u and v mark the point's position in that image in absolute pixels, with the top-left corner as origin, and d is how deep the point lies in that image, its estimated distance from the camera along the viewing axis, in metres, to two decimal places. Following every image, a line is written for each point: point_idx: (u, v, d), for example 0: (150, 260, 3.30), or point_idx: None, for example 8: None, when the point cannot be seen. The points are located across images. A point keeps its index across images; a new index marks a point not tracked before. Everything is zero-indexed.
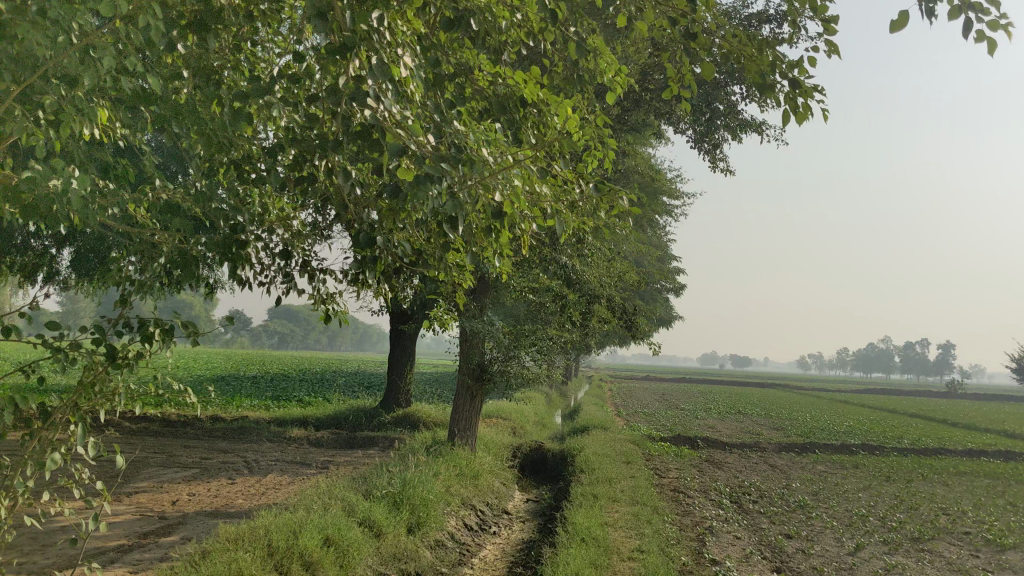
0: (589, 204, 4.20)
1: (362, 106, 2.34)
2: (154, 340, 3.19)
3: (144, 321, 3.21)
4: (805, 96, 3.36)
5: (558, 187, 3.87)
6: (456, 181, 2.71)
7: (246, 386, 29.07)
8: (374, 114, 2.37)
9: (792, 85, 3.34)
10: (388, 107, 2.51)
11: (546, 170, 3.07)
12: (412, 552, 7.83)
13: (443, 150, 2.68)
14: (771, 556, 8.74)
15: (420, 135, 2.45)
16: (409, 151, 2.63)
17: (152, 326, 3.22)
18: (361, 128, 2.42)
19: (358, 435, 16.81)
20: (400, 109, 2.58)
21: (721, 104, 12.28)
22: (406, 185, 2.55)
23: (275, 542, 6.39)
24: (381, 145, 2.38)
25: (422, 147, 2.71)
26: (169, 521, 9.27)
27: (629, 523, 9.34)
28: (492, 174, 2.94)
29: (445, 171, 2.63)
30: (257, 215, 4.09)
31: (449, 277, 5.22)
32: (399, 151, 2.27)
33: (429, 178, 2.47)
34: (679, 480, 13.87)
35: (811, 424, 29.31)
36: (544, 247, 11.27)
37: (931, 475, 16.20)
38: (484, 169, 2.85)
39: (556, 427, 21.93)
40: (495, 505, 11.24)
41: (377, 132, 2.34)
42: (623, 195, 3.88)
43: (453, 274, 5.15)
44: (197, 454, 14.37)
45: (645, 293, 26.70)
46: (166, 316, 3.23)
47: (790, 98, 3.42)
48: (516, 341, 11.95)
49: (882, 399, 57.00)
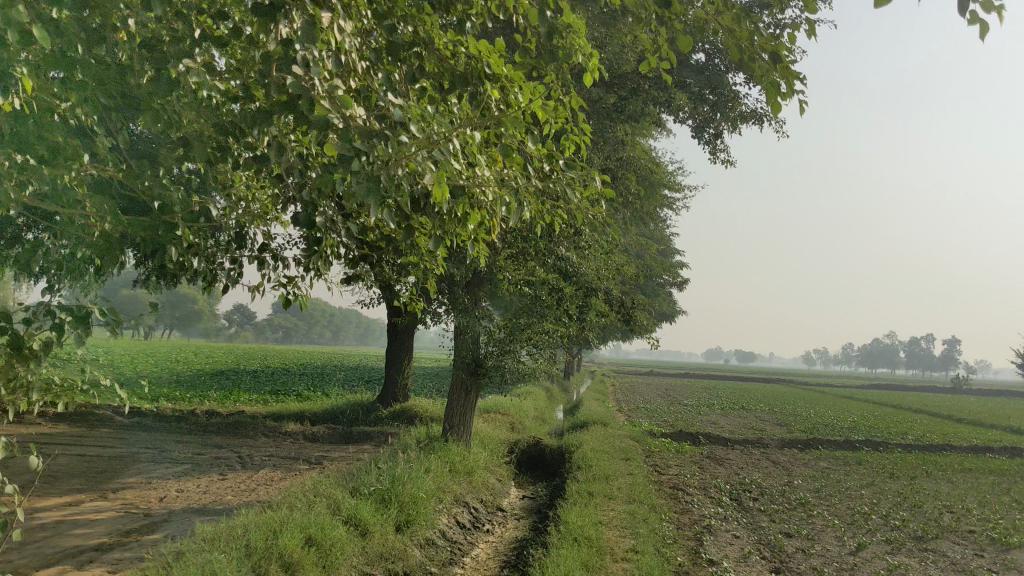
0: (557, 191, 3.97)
1: (283, 70, 2.11)
2: (61, 328, 3.10)
3: (55, 309, 3.12)
4: (790, 79, 3.12)
5: (519, 171, 3.65)
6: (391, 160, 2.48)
7: (245, 380, 28.89)
8: (298, 81, 2.14)
9: (773, 60, 3.11)
10: (318, 74, 2.28)
11: (496, 149, 2.80)
12: (401, 551, 7.59)
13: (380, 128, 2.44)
14: (770, 556, 8.48)
15: (350, 109, 2.23)
16: (341, 122, 2.40)
17: (62, 314, 3.13)
18: (285, 95, 2.19)
19: (354, 430, 16.63)
20: (333, 78, 2.35)
21: (722, 92, 12.03)
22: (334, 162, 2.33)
23: (253, 542, 6.17)
24: (304, 115, 2.16)
25: (355, 120, 2.48)
26: (153, 518, 9.06)
27: (625, 522, 9.11)
28: (434, 153, 2.71)
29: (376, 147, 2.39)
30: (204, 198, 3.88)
31: (420, 265, 5.00)
32: (321, 125, 2.05)
33: (353, 155, 2.24)
34: (679, 477, 13.63)
35: (816, 419, 29.01)
36: (540, 238, 11.14)
37: (935, 472, 15.96)
38: (426, 148, 2.61)
39: (556, 422, 21.72)
40: (489, 502, 11.01)
41: (299, 100, 2.12)
42: (593, 185, 3.62)
43: (425, 261, 4.92)
44: (189, 450, 14.18)
45: (646, 286, 26.47)
46: (80, 304, 3.13)
47: (776, 80, 3.18)
48: (512, 334, 11.77)
49: (887, 394, 56.66)
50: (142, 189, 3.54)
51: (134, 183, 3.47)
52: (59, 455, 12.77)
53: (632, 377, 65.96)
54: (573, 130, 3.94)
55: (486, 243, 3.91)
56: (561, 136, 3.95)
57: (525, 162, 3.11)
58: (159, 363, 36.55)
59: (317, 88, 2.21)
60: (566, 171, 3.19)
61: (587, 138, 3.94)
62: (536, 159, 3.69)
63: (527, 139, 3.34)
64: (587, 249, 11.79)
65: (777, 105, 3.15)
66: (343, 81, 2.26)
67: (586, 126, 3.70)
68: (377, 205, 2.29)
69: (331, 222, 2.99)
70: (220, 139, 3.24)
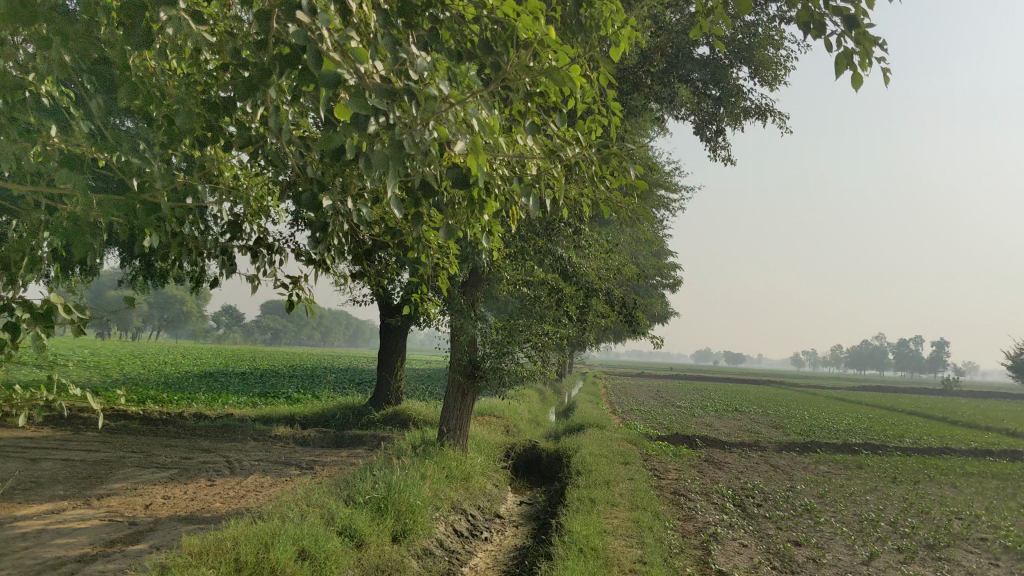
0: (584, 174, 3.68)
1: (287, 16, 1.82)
2: (21, 328, 2.88)
3: (13, 306, 2.86)
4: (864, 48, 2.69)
5: (544, 150, 3.35)
6: (409, 124, 2.17)
7: (233, 382, 28.51)
8: (303, 30, 1.85)
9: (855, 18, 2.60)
10: (323, 25, 1.97)
11: (522, 115, 2.49)
12: (398, 562, 7.24)
13: (397, 88, 2.13)
14: (782, 567, 8.14)
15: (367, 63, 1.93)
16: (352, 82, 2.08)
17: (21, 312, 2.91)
18: (290, 48, 1.88)
19: (346, 434, 16.29)
20: (345, 27, 2.03)
21: (725, 86, 11.76)
22: (340, 130, 2.02)
23: (243, 556, 5.79)
24: (310, 71, 1.85)
25: (372, 79, 2.18)
26: (139, 527, 8.69)
27: (630, 530, 8.80)
28: (461, 123, 2.39)
29: (393, 110, 2.06)
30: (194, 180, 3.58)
31: (427, 258, 4.70)
32: (331, 82, 1.76)
33: (368, 117, 1.95)
34: (680, 482, 13.32)
35: (811, 422, 28.76)
36: (538, 237, 11.08)
37: (937, 476, 15.68)
38: (449, 113, 2.29)
39: (550, 425, 21.42)
40: (487, 509, 10.68)
41: (304, 53, 1.82)
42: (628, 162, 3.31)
43: (434, 253, 4.61)
44: (176, 454, 13.82)
45: (640, 287, 26.21)
46: (42, 300, 2.90)
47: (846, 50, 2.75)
48: (509, 336, 11.37)
49: (876, 396, 56.50)
50: (119, 170, 3.25)
51: (109, 162, 3.17)
52: (43, 460, 12.38)
53: (623, 379, 65.66)
54: (605, 107, 3.61)
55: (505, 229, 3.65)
56: (590, 113, 3.63)
57: (547, 132, 2.80)
58: (144, 365, 36.05)
59: (326, 39, 1.93)
60: (609, 152, 2.89)
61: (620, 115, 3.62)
62: (561, 139, 3.39)
63: (558, 113, 3.05)
64: (585, 249, 11.57)
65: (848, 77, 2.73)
66: (353, 32, 1.95)
67: (618, 102, 3.39)
68: (395, 179, 1.99)
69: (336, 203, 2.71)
70: (208, 110, 2.94)
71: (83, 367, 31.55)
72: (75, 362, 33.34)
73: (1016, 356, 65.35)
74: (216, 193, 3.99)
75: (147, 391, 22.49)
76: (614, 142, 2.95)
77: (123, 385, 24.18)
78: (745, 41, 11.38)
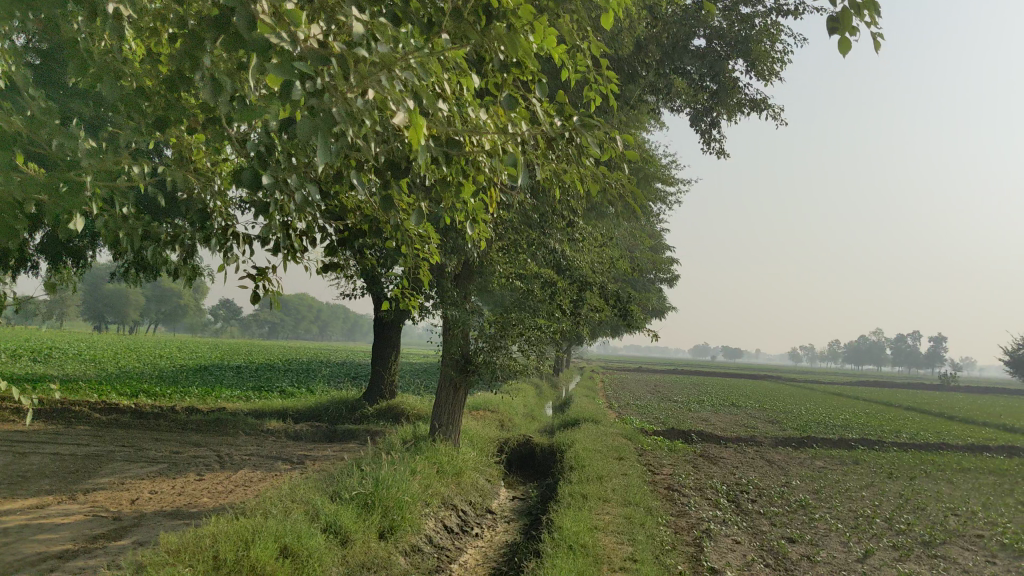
0: (572, 150, 3.55)
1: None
2: None
3: None
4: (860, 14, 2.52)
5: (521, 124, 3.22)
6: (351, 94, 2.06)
7: (227, 375, 28.40)
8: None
9: None
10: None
11: (481, 83, 2.38)
12: (384, 559, 7.13)
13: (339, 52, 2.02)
14: (775, 564, 8.00)
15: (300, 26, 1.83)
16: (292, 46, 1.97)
17: None
18: (219, 10, 1.78)
19: (338, 429, 16.14)
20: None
21: (721, 77, 11.61)
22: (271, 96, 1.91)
23: (222, 554, 5.66)
24: (236, 33, 1.74)
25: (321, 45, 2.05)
26: (124, 522, 8.56)
27: (622, 527, 8.66)
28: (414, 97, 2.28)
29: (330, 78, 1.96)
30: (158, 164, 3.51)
31: (409, 243, 4.57)
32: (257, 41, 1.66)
33: (295, 84, 1.84)
34: (674, 477, 13.20)
35: (808, 417, 28.66)
36: (532, 229, 10.93)
37: (934, 472, 15.58)
38: (395, 78, 2.17)
39: (545, 420, 21.31)
40: (478, 504, 10.56)
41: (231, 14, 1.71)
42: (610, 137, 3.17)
43: (416, 236, 4.48)
44: (166, 448, 13.67)
45: (637, 281, 26.05)
46: None
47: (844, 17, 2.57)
48: (502, 329, 11.31)
49: (871, 391, 56.52)
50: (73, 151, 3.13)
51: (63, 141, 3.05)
52: (31, 454, 12.23)
53: (620, 373, 65.62)
54: (599, 81, 3.48)
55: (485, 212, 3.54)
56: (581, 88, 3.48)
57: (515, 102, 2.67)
58: (138, 358, 35.88)
59: (259, 2, 1.82)
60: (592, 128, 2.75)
61: (612, 89, 3.47)
62: (547, 113, 3.27)
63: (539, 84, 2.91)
64: (579, 242, 11.44)
65: (845, 42, 2.57)
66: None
67: (609, 74, 3.26)
68: (320, 152, 1.90)
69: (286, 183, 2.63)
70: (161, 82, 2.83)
71: (77, 360, 31.31)
72: (70, 355, 33.10)
73: (1012, 351, 65.30)
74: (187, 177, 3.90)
75: (139, 384, 22.32)
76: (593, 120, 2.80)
77: (116, 378, 24.00)
78: (742, 33, 11.21)
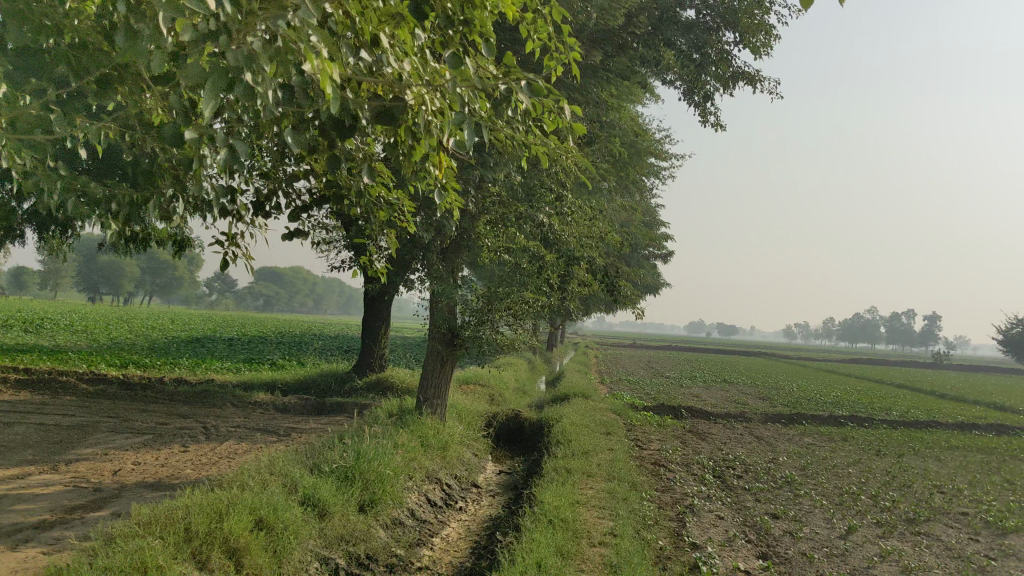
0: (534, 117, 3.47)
1: None
2: None
3: None
4: None
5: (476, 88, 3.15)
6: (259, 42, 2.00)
7: (219, 347, 28.31)
8: None
9: None
10: None
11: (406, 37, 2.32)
12: (363, 532, 7.10)
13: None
14: (757, 540, 7.96)
15: None
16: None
17: None
18: None
19: (326, 402, 16.09)
20: None
21: (711, 50, 11.46)
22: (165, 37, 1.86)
23: (194, 526, 5.59)
24: None
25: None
26: (104, 493, 8.50)
27: (604, 501, 8.63)
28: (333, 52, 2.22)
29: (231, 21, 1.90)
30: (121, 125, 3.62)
31: (374, 205, 4.52)
32: None
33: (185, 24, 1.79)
34: (661, 452, 13.16)
35: (800, 393, 28.68)
36: (520, 203, 10.82)
37: (922, 450, 15.56)
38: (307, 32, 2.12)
39: (536, 395, 21.30)
40: (464, 477, 10.53)
41: None
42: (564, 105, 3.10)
43: (380, 198, 4.44)
44: (153, 419, 13.61)
45: (631, 257, 25.97)
46: None
47: None
48: (490, 303, 11.14)
49: (864, 369, 56.63)
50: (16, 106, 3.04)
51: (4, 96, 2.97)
52: (15, 424, 12.14)
53: (614, 349, 65.64)
54: (561, 49, 3.43)
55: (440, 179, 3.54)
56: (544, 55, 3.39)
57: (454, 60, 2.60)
58: (129, 330, 35.70)
59: None
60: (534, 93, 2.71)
61: (576, 56, 3.38)
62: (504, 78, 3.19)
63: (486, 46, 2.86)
64: (568, 216, 11.36)
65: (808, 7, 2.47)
66: None
67: (571, 41, 3.17)
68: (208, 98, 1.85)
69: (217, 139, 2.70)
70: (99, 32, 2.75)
71: (69, 331, 31.11)
72: (61, 326, 32.86)
73: (1006, 329, 65.37)
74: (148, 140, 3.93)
75: (129, 356, 22.19)
76: (535, 83, 2.79)
77: (106, 349, 23.86)
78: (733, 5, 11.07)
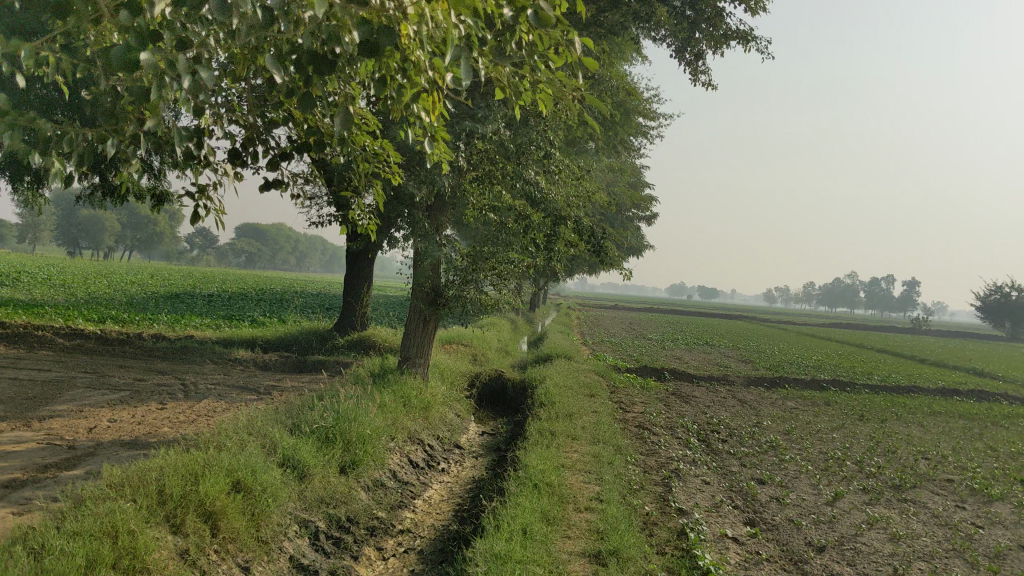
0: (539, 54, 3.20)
1: None
2: None
3: None
4: None
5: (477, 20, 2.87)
6: None
7: (199, 304, 27.98)
8: None
9: None
10: None
11: None
12: (344, 494, 6.93)
13: None
14: (743, 506, 7.84)
15: None
16: None
17: None
18: None
19: (307, 360, 15.89)
20: None
21: (705, 5, 11.14)
22: None
23: (168, 488, 5.39)
24: None
25: None
26: (79, 452, 8.28)
27: (589, 466, 8.50)
28: None
29: None
30: (83, 60, 3.39)
31: (357, 151, 4.27)
32: None
33: None
34: (645, 415, 13.04)
35: (781, 357, 28.72)
36: (508, 160, 10.55)
37: (905, 415, 15.54)
38: None
39: (519, 355, 21.16)
40: (446, 439, 10.38)
41: None
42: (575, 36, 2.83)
43: (362, 142, 4.18)
44: (130, 375, 13.38)
45: (616, 218, 25.76)
46: None
47: None
48: (473, 262, 10.90)
49: (844, 333, 56.92)
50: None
51: None
52: None
53: (594, 310, 65.67)
54: None
55: (432, 121, 3.30)
56: None
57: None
58: (103, 283, 35.22)
59: None
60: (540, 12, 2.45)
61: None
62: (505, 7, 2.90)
63: None
64: (555, 174, 11.11)
65: None
66: None
67: None
68: None
69: (184, 65, 2.47)
70: None
71: (47, 285, 30.72)
72: (39, 280, 32.40)
73: (984, 295, 65.70)
74: (114, 78, 3.68)
75: (106, 310, 21.85)
76: (540, 9, 2.54)
77: (84, 304, 23.54)
78: None
